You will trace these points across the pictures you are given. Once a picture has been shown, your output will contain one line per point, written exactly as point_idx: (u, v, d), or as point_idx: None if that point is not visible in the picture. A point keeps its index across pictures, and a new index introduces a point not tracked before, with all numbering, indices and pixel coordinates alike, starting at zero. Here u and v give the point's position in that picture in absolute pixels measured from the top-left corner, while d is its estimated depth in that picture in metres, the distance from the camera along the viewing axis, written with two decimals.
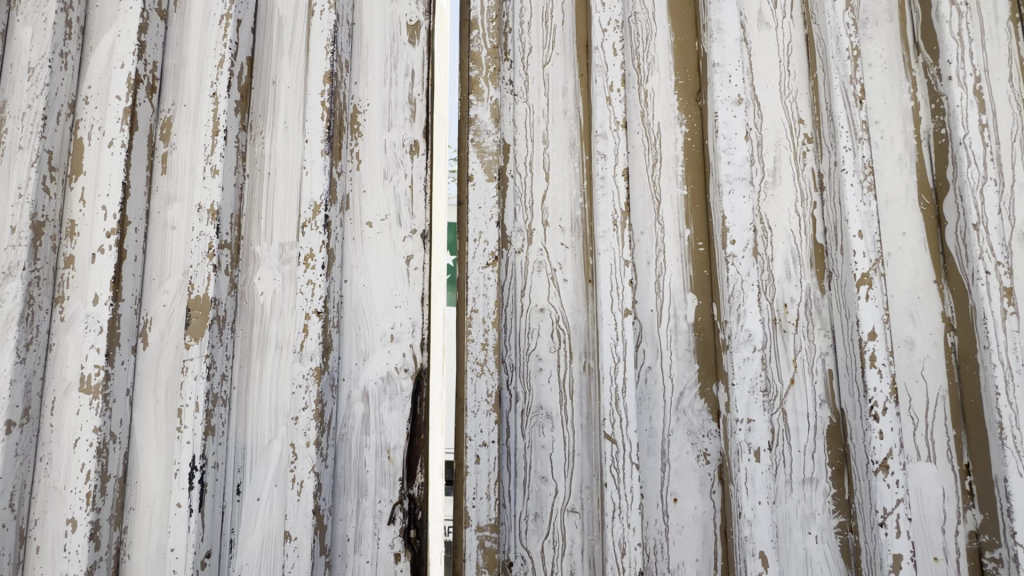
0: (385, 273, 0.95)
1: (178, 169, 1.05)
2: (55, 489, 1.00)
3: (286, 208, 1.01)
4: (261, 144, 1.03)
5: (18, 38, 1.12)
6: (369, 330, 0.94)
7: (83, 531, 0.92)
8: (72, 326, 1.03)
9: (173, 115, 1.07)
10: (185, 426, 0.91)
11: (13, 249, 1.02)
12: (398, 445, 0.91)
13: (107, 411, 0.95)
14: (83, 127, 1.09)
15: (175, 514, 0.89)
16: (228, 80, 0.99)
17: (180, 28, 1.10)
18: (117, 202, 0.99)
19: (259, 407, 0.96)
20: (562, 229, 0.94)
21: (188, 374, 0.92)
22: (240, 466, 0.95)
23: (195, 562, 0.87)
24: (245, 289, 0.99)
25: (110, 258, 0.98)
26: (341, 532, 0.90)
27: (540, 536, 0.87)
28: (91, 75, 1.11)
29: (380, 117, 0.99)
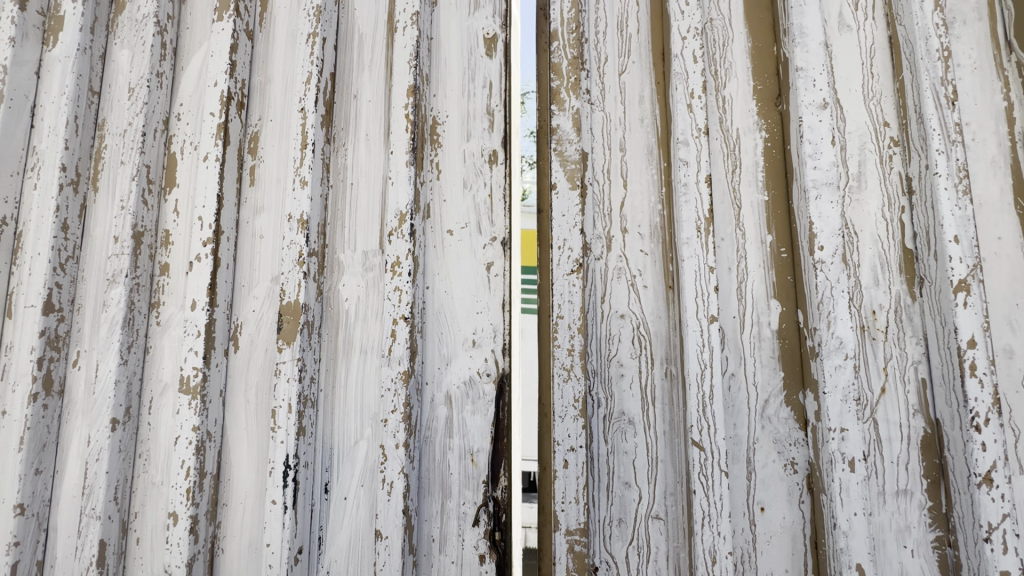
0: (467, 280, 0.97)
1: (266, 181, 1.10)
2: (153, 484, 1.05)
3: (368, 218, 1.04)
4: (344, 155, 1.07)
5: (117, 60, 1.24)
6: (451, 335, 0.96)
7: (183, 525, 0.96)
8: (168, 330, 1.10)
9: (260, 129, 1.12)
10: (278, 426, 0.95)
11: (117, 258, 1.10)
12: (481, 448, 0.93)
13: (204, 411, 0.99)
14: (176, 143, 1.16)
15: (270, 511, 0.93)
16: (316, 96, 1.03)
17: (266, 47, 1.16)
18: (212, 212, 1.05)
19: (346, 408, 0.99)
20: (641, 236, 0.95)
21: (281, 376, 0.96)
22: (327, 466, 0.98)
23: (289, 557, 0.91)
24: (331, 294, 1.03)
25: (206, 266, 1.03)
26: (426, 532, 0.92)
27: (624, 541, 0.87)
28: (183, 93, 1.18)
29: (458, 128, 1.02)
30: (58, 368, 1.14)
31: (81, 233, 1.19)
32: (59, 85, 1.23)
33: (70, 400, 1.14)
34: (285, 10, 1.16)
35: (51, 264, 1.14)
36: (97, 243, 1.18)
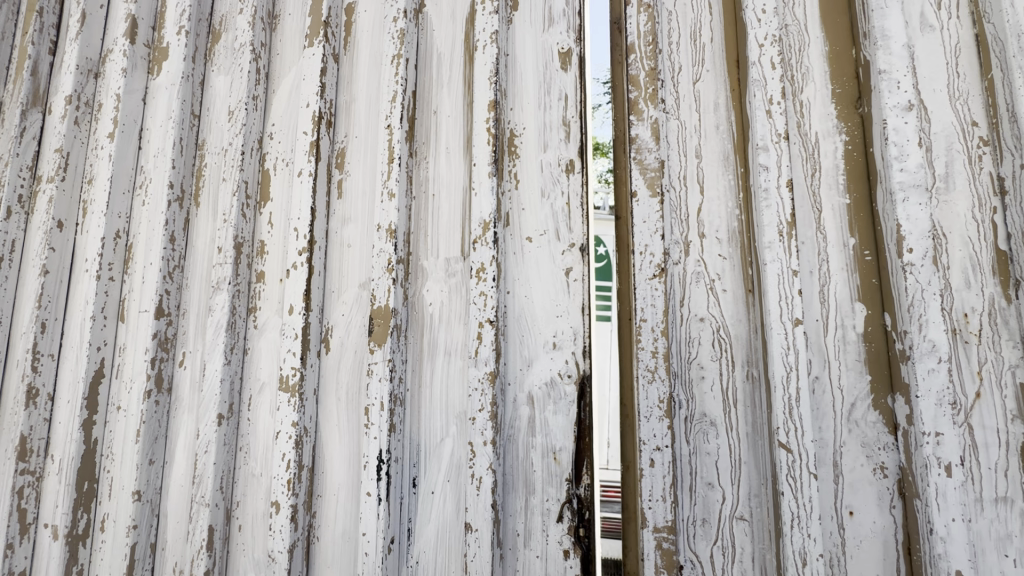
0: (547, 284, 1.01)
1: (352, 193, 1.18)
2: (253, 476, 1.14)
3: (449, 226, 1.10)
4: (425, 168, 1.14)
5: (216, 86, 1.36)
6: (533, 338, 1.01)
7: (285, 513, 1.04)
8: (265, 333, 1.19)
9: (346, 145, 1.21)
10: (371, 423, 1.01)
11: (221, 267, 1.20)
12: (564, 447, 0.96)
13: (302, 408, 1.07)
14: (269, 160, 1.25)
15: (365, 502, 0.99)
16: (401, 113, 1.10)
17: (350, 69, 1.25)
18: (306, 224, 1.13)
19: (431, 408, 1.05)
20: (719, 240, 0.96)
21: (373, 376, 1.02)
22: (415, 462, 1.04)
23: (383, 546, 0.97)
24: (415, 299, 1.09)
25: (302, 274, 1.12)
26: (511, 526, 0.96)
27: (708, 541, 0.89)
28: (275, 114, 1.28)
29: (535, 139, 1.07)
30: (167, 368, 1.25)
31: (185, 244, 1.30)
32: (166, 111, 1.35)
33: (177, 397, 1.24)
34: (367, 33, 1.24)
35: (162, 273, 1.26)
36: (199, 253, 1.29)
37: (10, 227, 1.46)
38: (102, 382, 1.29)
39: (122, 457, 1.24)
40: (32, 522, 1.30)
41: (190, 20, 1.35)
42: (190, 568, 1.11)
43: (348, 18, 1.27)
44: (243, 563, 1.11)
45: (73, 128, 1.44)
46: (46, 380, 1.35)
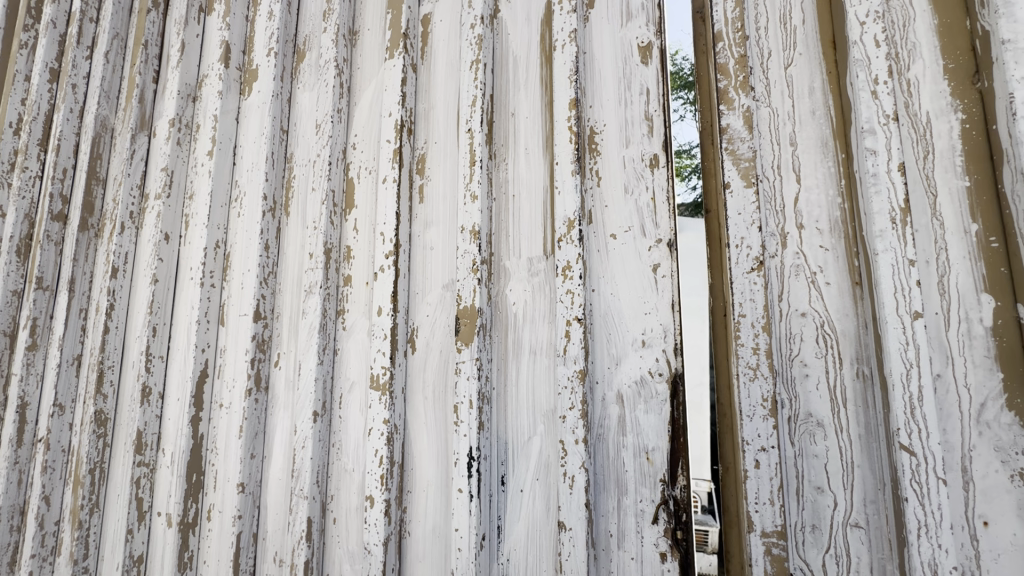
0: (633, 282, 1.00)
1: (434, 198, 1.22)
2: (346, 471, 1.19)
3: (530, 226, 1.10)
4: (505, 169, 1.15)
5: (302, 102, 1.44)
6: (620, 336, 0.99)
7: (379, 507, 1.08)
8: (354, 334, 1.24)
9: (426, 151, 1.24)
10: (461, 421, 1.03)
11: (312, 272, 1.27)
12: (656, 447, 0.94)
13: (392, 406, 1.11)
14: (353, 169, 1.31)
15: (457, 498, 1.01)
16: (482, 117, 1.12)
17: (428, 77, 1.29)
18: (392, 228, 1.17)
19: (518, 406, 1.05)
20: (819, 231, 0.91)
21: (461, 375, 1.04)
22: (503, 460, 1.05)
23: (476, 542, 0.98)
24: (498, 299, 1.11)
25: (389, 276, 1.15)
26: (604, 527, 0.95)
27: (819, 549, 0.84)
28: (357, 125, 1.34)
29: (617, 135, 1.05)
30: (263, 368, 1.33)
31: (277, 251, 1.39)
32: (257, 128, 1.45)
33: (273, 395, 1.32)
34: (443, 42, 1.28)
35: (258, 279, 1.34)
36: (290, 259, 1.37)
37: (124, 241, 1.61)
38: (206, 381, 1.39)
39: (225, 452, 1.33)
40: (147, 510, 1.42)
41: (278, 42, 1.45)
42: (291, 557, 1.18)
43: (424, 28, 1.31)
44: (338, 555, 1.16)
45: (176, 148, 1.57)
46: (157, 380, 1.47)
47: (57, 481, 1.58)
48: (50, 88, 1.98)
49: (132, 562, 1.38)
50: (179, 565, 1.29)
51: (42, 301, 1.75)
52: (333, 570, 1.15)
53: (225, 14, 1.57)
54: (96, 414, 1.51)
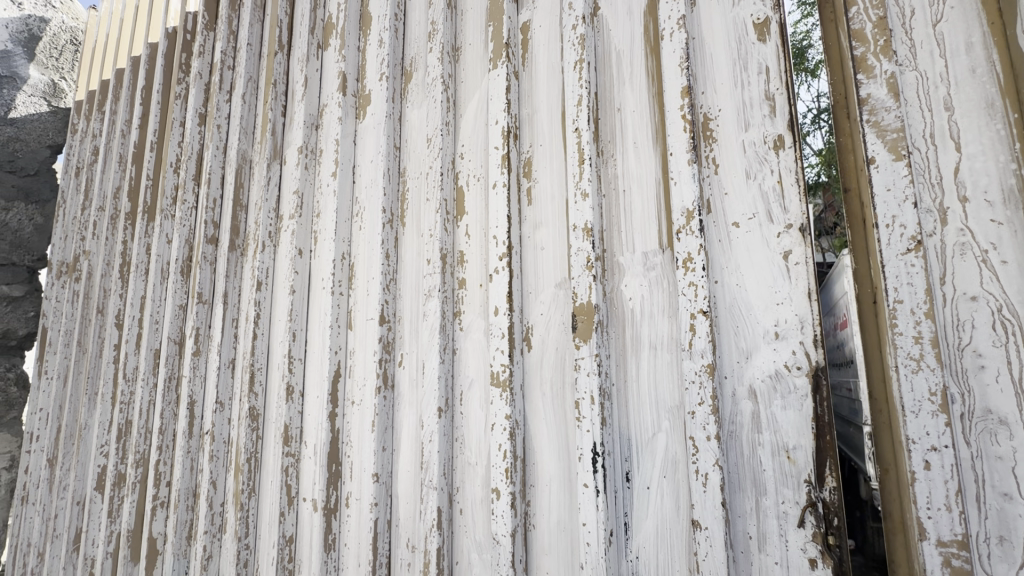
0: (761, 271, 0.95)
1: (541, 199, 1.24)
2: (469, 464, 1.25)
3: (643, 220, 1.09)
4: (613, 165, 1.15)
5: (412, 119, 1.54)
6: (749, 329, 0.94)
7: (505, 499, 1.12)
8: (471, 334, 1.30)
9: (532, 154, 1.28)
10: (583, 416, 1.04)
11: (431, 276, 1.35)
12: (798, 445, 0.88)
13: (513, 402, 1.15)
14: (462, 177, 1.38)
15: (584, 493, 1.02)
16: (588, 115, 1.14)
17: (530, 82, 1.32)
18: (505, 230, 1.22)
19: (640, 402, 1.04)
20: (989, 203, 0.81)
21: (581, 371, 1.06)
22: (627, 456, 1.04)
23: (604, 538, 0.99)
24: (613, 295, 1.10)
25: (503, 277, 1.20)
26: (741, 528, 0.91)
27: (1011, 564, 0.73)
28: (464, 136, 1.40)
29: (735, 119, 1.01)
30: (390, 367, 1.44)
31: (396, 259, 1.49)
32: (373, 148, 1.58)
33: (399, 393, 1.42)
34: (543, 46, 1.30)
35: (382, 285, 1.46)
36: (408, 266, 1.47)
37: (265, 258, 1.83)
38: (340, 379, 1.53)
39: (359, 444, 1.46)
40: (295, 496, 1.59)
41: (389, 67, 1.57)
42: (424, 543, 1.26)
43: (524, 36, 1.34)
44: (466, 545, 1.22)
45: (304, 173, 1.76)
46: (298, 380, 1.65)
47: (221, 469, 1.83)
48: (200, 130, 2.30)
49: (284, 541, 1.55)
50: (325, 546, 1.44)
51: (202, 313, 2.04)
52: (463, 558, 1.22)
53: (341, 47, 1.73)
54: (250, 410, 1.73)
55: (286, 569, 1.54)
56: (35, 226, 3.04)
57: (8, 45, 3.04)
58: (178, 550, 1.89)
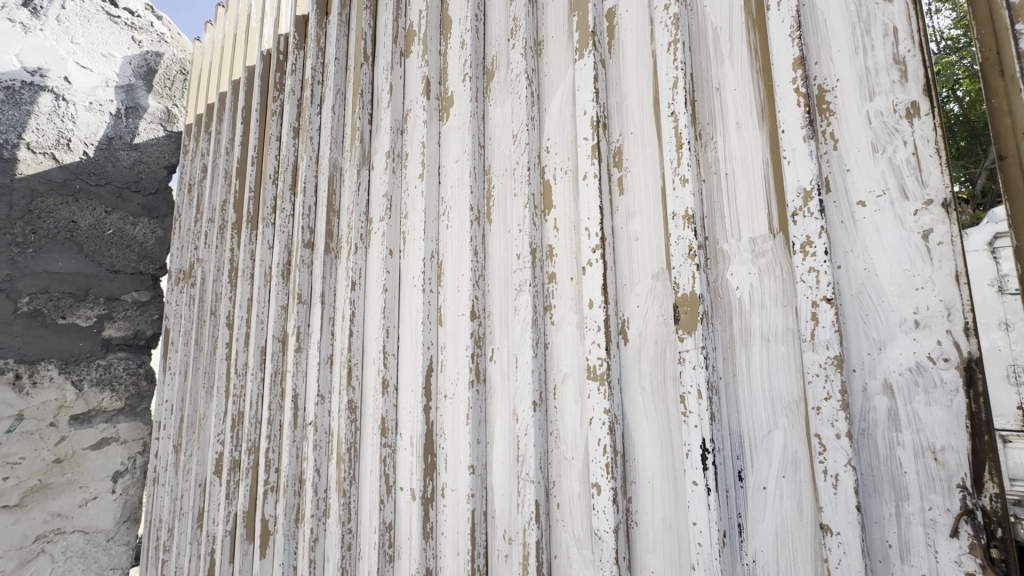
0: (896, 253, 0.86)
1: (634, 187, 1.21)
2: (565, 459, 1.24)
3: (750, 204, 1.03)
4: (713, 148, 1.09)
5: (495, 117, 1.56)
6: (882, 317, 0.86)
7: (606, 495, 1.10)
8: (562, 328, 1.29)
9: (622, 143, 1.25)
10: (689, 411, 1.00)
11: (521, 271, 1.36)
12: (948, 446, 0.79)
13: (611, 396, 1.13)
14: (549, 171, 1.37)
15: (693, 492, 0.98)
16: (685, 98, 1.09)
17: (617, 69, 1.28)
18: (597, 222, 1.20)
19: (752, 397, 0.98)
20: None
21: (686, 364, 1.02)
22: (738, 454, 0.98)
23: (718, 538, 0.94)
24: (719, 284, 1.05)
25: (598, 269, 1.18)
26: (879, 536, 0.83)
27: None
28: (549, 129, 1.40)
29: (856, 89, 0.92)
30: (481, 361, 1.47)
31: (484, 256, 1.52)
32: (458, 148, 1.61)
33: (491, 386, 1.45)
34: (631, 31, 1.26)
35: (472, 282, 1.49)
36: (496, 262, 1.48)
37: (358, 259, 1.93)
38: (433, 373, 1.58)
39: (453, 437, 1.50)
40: (393, 485, 1.67)
41: (471, 67, 1.60)
42: (522, 535, 1.27)
43: (610, 23, 1.31)
44: (565, 539, 1.21)
45: (392, 176, 1.84)
46: (393, 374, 1.73)
47: (324, 457, 1.95)
48: (294, 143, 2.47)
49: (385, 527, 1.64)
50: (424, 534, 1.50)
51: (302, 312, 2.20)
52: (562, 552, 1.21)
53: (424, 53, 1.79)
54: (349, 402, 1.84)
55: (387, 554, 1.63)
56: (157, 238, 3.40)
57: (132, 79, 3.46)
58: (287, 531, 2.05)
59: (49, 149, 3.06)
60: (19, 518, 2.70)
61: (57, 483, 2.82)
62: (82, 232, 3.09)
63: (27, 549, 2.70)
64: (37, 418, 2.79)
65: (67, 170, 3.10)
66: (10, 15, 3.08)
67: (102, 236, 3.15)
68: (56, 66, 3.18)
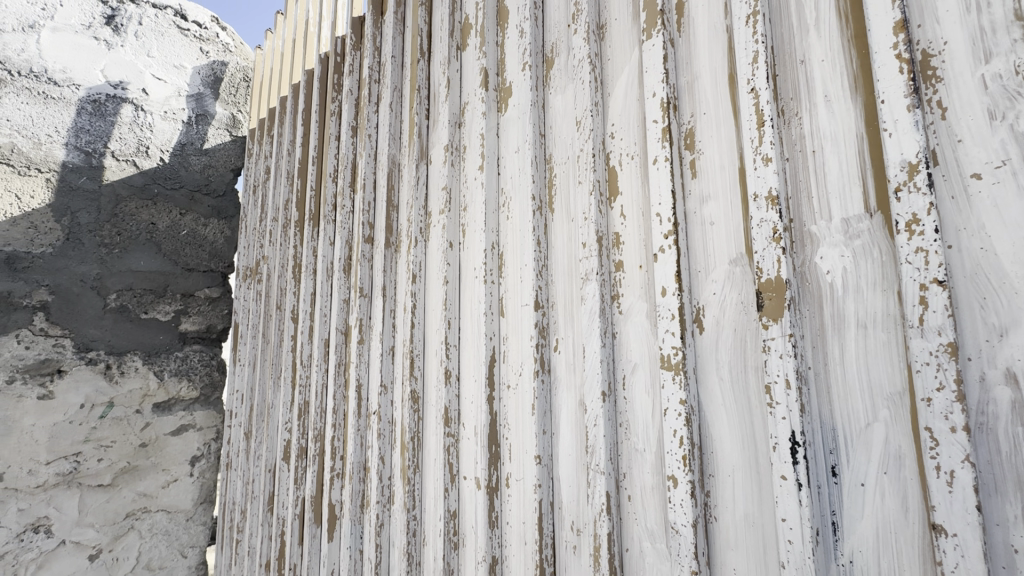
0: (1019, 228, 0.78)
1: (709, 170, 1.16)
2: (636, 451, 1.21)
3: (841, 182, 0.96)
4: (798, 125, 1.03)
5: (555, 105, 1.54)
6: (1003, 301, 0.78)
7: (683, 488, 1.07)
8: (632, 317, 1.26)
9: (694, 124, 1.20)
10: (776, 402, 0.95)
11: (587, 259, 1.34)
12: None
13: (687, 386, 1.09)
14: (614, 157, 1.34)
15: (781, 487, 0.93)
16: (767, 72, 1.03)
17: (688, 48, 1.24)
18: (669, 207, 1.16)
19: (847, 388, 0.92)
20: None
21: (772, 353, 0.96)
22: (831, 449, 0.92)
23: (811, 537, 0.89)
24: (806, 268, 0.99)
25: (671, 256, 1.14)
26: (1002, 539, 0.76)
27: None
28: (614, 114, 1.36)
29: (969, 51, 0.84)
30: (545, 352, 1.46)
31: (547, 246, 1.50)
32: (518, 137, 1.61)
33: (556, 377, 1.44)
34: (703, 7, 1.21)
35: (535, 272, 1.48)
36: (559, 251, 1.47)
37: (418, 253, 1.97)
38: (496, 364, 1.59)
39: (517, 427, 1.50)
40: (456, 474, 1.69)
41: (531, 55, 1.59)
42: (592, 526, 1.26)
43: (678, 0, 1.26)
44: (637, 532, 1.19)
45: (451, 169, 1.86)
46: (455, 364, 1.75)
47: (387, 446, 2.01)
48: (352, 142, 2.54)
49: (449, 515, 1.66)
50: (490, 523, 1.51)
51: (364, 305, 2.26)
52: (634, 545, 1.19)
53: (481, 45, 1.79)
54: (412, 392, 1.88)
55: (452, 541, 1.66)
56: (225, 238, 3.60)
57: (201, 88, 3.67)
58: (354, 517, 2.12)
59: (131, 156, 3.31)
60: (112, 497, 2.94)
61: (143, 465, 3.05)
62: (160, 233, 3.32)
63: (119, 524, 2.94)
64: (125, 405, 3.03)
65: (147, 175, 3.35)
66: (95, 33, 3.33)
67: (177, 237, 3.38)
68: (135, 78, 3.42)
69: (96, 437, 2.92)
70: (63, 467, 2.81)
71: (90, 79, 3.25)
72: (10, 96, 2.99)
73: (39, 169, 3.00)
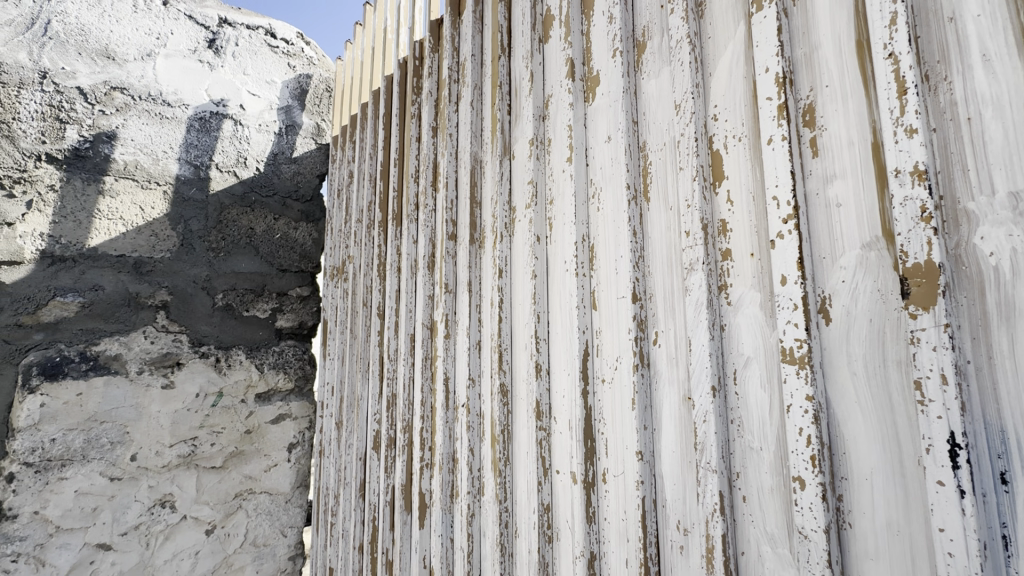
0: None
1: (834, 147, 1.06)
2: (752, 450, 1.14)
3: (1008, 151, 0.85)
4: (948, 90, 0.92)
5: (649, 90, 1.49)
6: None
7: (813, 490, 0.99)
8: (743, 308, 1.19)
9: (814, 99, 1.11)
10: (928, 399, 0.86)
11: (691, 249, 1.28)
12: None
13: (814, 380, 1.01)
14: (718, 140, 1.28)
15: (938, 494, 0.84)
16: (908, 33, 0.92)
17: (805, 17, 1.14)
18: (788, 189, 1.08)
19: (1018, 385, 0.81)
20: None
21: (922, 345, 0.87)
22: (999, 452, 0.82)
23: (978, 550, 0.80)
24: (962, 251, 0.88)
25: (792, 241, 1.06)
26: None
27: None
28: (716, 95, 1.29)
29: None
30: (644, 345, 1.42)
31: (643, 237, 1.46)
32: (609, 126, 1.57)
33: (656, 370, 1.39)
34: None
35: (631, 263, 1.45)
36: (657, 242, 1.42)
37: (504, 248, 1.99)
38: (589, 358, 1.57)
39: (615, 422, 1.47)
40: (549, 468, 1.69)
41: (622, 41, 1.55)
42: (702, 526, 1.21)
43: None
44: (753, 535, 1.13)
45: (537, 163, 1.85)
46: (545, 358, 1.75)
47: (476, 438, 2.05)
48: (433, 142, 2.61)
49: (543, 508, 1.67)
50: (587, 518, 1.50)
51: (449, 301, 2.32)
52: (751, 549, 1.13)
53: (566, 35, 1.77)
54: (501, 385, 1.91)
55: (546, 534, 1.66)
56: (314, 240, 3.84)
57: (289, 101, 3.94)
58: (444, 506, 2.19)
59: (232, 167, 3.61)
60: (224, 478, 3.24)
61: (249, 450, 3.33)
62: (258, 237, 3.59)
63: (229, 503, 3.23)
64: (232, 395, 3.32)
65: (246, 184, 3.63)
66: (200, 56, 3.66)
67: (273, 240, 3.64)
68: (234, 96, 3.72)
69: (210, 424, 3.22)
70: (184, 450, 3.12)
71: (197, 98, 3.58)
72: (133, 119, 3.35)
73: (158, 183, 3.35)
